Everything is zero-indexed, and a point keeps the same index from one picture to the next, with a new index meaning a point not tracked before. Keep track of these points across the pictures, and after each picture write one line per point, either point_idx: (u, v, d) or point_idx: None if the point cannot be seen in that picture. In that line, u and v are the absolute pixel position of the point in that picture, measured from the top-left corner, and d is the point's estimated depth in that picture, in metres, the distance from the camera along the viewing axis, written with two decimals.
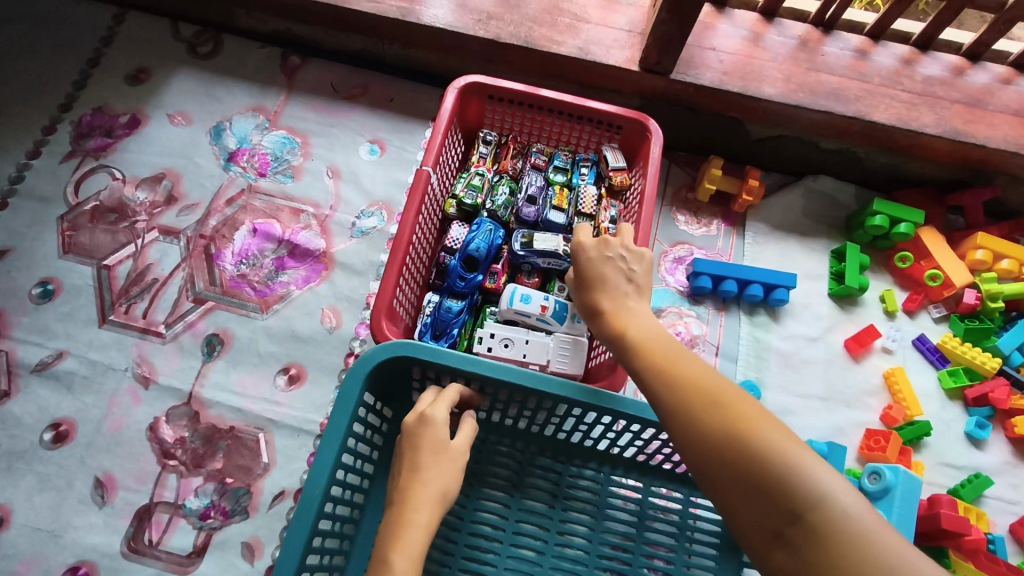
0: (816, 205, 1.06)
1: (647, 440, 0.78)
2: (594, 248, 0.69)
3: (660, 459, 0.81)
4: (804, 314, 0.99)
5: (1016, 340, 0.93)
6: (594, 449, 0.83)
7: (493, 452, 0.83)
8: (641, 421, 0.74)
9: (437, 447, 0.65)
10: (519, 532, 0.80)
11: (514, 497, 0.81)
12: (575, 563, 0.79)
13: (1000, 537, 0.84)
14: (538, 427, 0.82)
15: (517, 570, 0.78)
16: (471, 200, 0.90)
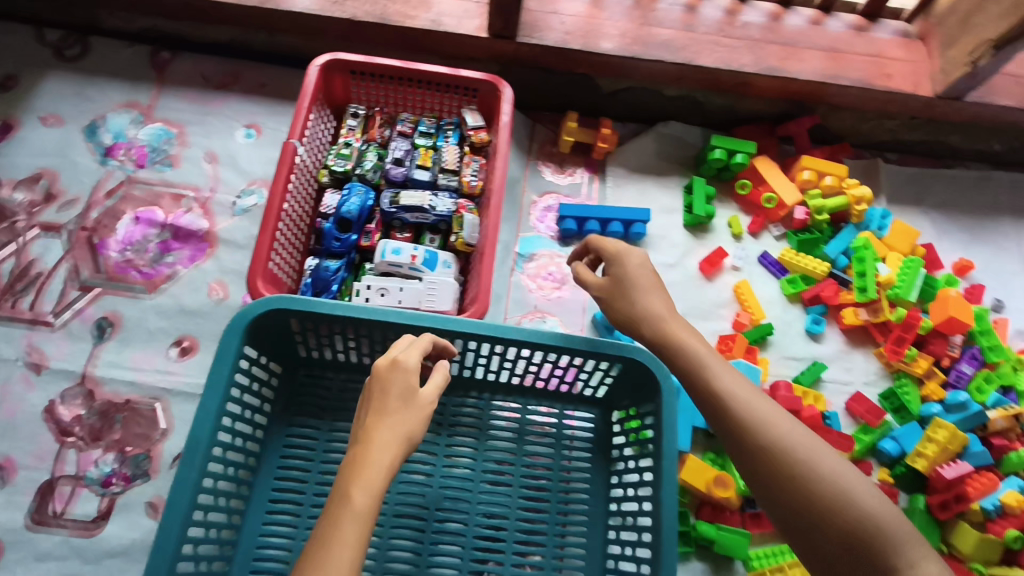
0: (668, 147, 1.17)
1: (517, 362, 0.88)
2: (636, 266, 0.75)
3: (532, 379, 0.91)
4: (661, 245, 1.09)
5: (841, 245, 1.07)
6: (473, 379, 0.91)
7: None
8: (501, 341, 0.83)
9: (409, 391, 0.63)
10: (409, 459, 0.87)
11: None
12: (462, 480, 0.87)
13: (835, 413, 0.98)
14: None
15: (409, 492, 0.86)
16: (341, 167, 0.97)
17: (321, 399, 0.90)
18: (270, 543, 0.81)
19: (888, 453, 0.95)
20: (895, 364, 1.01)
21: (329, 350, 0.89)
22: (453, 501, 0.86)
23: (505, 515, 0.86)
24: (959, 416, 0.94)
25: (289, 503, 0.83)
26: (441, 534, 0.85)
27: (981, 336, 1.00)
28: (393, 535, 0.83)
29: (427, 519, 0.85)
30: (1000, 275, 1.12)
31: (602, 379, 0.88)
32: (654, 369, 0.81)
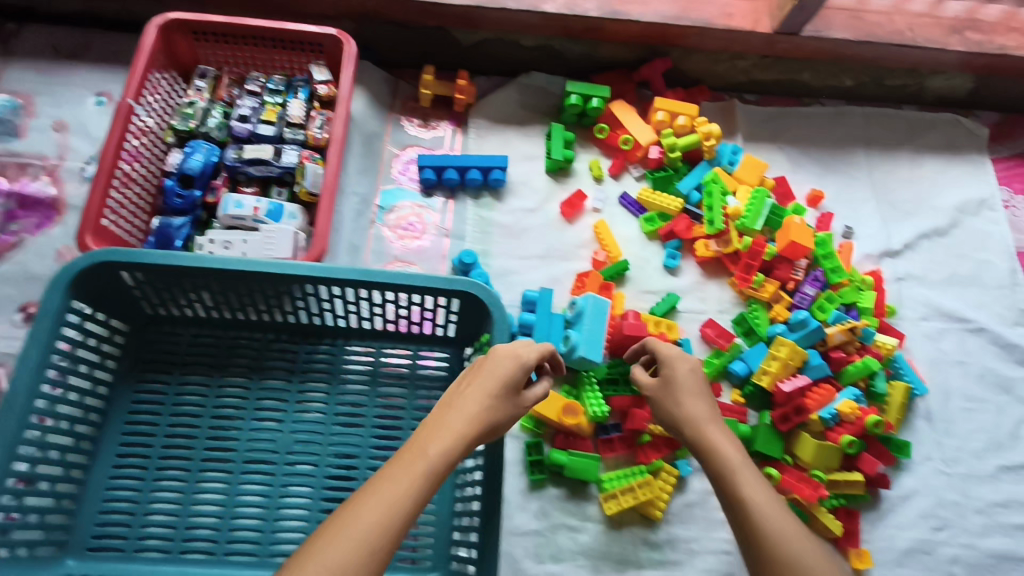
0: (531, 98, 1.19)
1: (361, 305, 0.89)
2: (684, 373, 0.83)
3: (383, 322, 0.92)
4: (522, 190, 1.12)
5: (694, 181, 1.10)
6: (324, 325, 0.93)
7: (233, 344, 0.92)
8: (337, 282, 0.85)
9: (512, 380, 0.71)
10: (260, 407, 0.89)
11: (254, 377, 0.90)
12: (312, 424, 0.89)
13: (687, 340, 1.02)
14: (268, 315, 0.91)
15: (259, 439, 0.87)
16: (184, 126, 0.97)
17: (172, 352, 0.91)
18: (119, 496, 0.83)
19: (737, 374, 0.99)
20: (744, 291, 1.06)
21: (176, 306, 0.90)
22: (303, 444, 0.87)
23: (357, 456, 0.88)
24: (800, 333, 0.98)
25: (136, 457, 0.85)
26: (293, 477, 0.86)
27: (824, 259, 1.05)
28: (242, 480, 0.85)
29: (277, 463, 0.86)
30: (850, 203, 1.17)
31: (447, 316, 0.90)
32: (488, 303, 0.84)
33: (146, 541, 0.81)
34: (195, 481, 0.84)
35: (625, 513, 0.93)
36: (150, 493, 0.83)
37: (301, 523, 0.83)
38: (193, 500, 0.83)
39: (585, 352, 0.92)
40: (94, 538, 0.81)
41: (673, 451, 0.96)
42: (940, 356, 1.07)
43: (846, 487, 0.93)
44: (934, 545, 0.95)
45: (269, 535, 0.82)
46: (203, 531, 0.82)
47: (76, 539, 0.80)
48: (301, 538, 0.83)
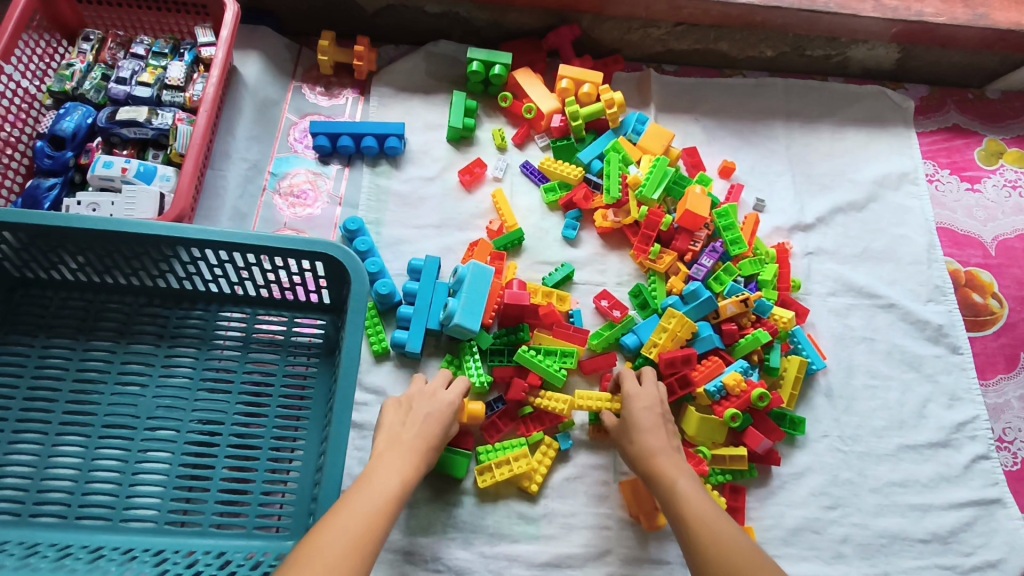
0: (439, 66, 1.16)
1: (227, 269, 0.87)
2: (644, 398, 0.85)
3: (255, 288, 0.91)
4: (421, 159, 1.09)
5: (595, 151, 1.08)
6: (196, 291, 0.91)
7: (103, 309, 0.90)
8: (199, 242, 0.82)
9: (442, 415, 0.81)
10: (125, 371, 0.87)
11: (122, 342, 0.89)
12: (177, 389, 0.87)
13: (578, 311, 0.99)
14: (137, 279, 0.90)
15: (121, 403, 0.85)
16: (59, 87, 0.95)
17: (40, 315, 0.89)
18: None
19: (626, 346, 0.96)
20: (643, 263, 1.03)
21: (42, 268, 0.88)
22: (167, 409, 0.85)
23: (221, 422, 0.85)
24: (692, 305, 0.96)
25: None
26: (153, 443, 0.84)
27: (725, 230, 1.02)
28: (100, 444, 0.82)
29: (138, 428, 0.84)
30: (765, 176, 1.14)
31: (316, 281, 0.88)
32: (348, 265, 0.82)
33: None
34: (49, 446, 0.81)
35: (503, 487, 0.90)
36: (4, 457, 0.80)
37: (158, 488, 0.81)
38: (46, 466, 0.80)
39: (460, 320, 0.90)
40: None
41: (555, 424, 0.93)
42: (846, 332, 1.04)
43: (730, 462, 0.90)
44: (824, 524, 0.92)
45: (124, 500, 0.80)
46: (56, 495, 0.79)
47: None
48: (157, 504, 0.80)
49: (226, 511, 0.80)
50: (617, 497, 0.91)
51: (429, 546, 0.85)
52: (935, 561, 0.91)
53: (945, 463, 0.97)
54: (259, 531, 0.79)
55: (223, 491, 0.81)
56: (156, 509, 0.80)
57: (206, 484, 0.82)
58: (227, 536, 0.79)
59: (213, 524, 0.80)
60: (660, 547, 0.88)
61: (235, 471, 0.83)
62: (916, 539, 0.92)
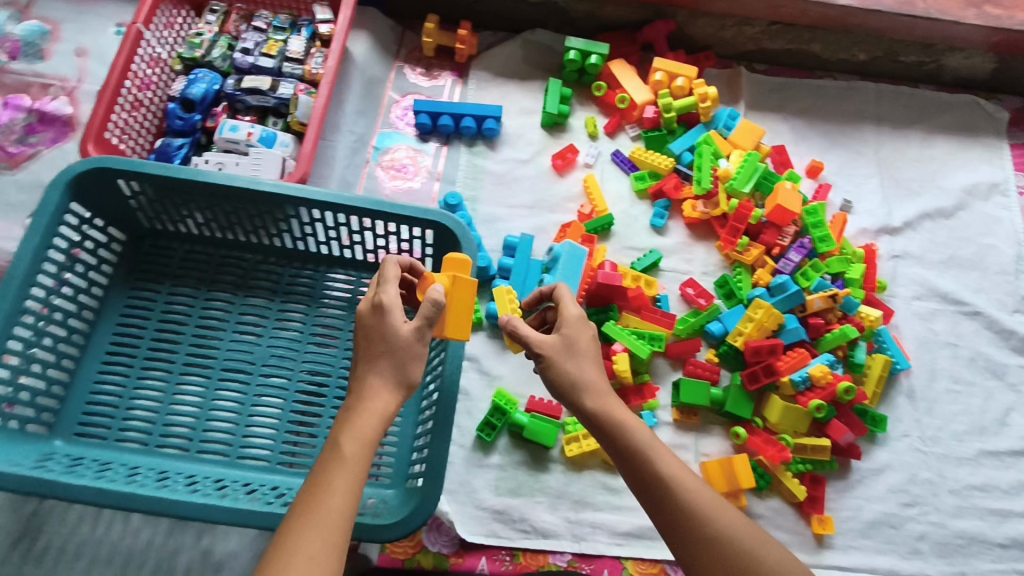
0: (535, 54, 1.20)
1: (341, 231, 0.92)
2: (587, 325, 0.72)
3: (363, 252, 0.96)
4: (516, 142, 1.13)
5: (686, 143, 1.10)
6: (308, 251, 0.96)
7: (223, 262, 0.96)
8: (320, 205, 0.87)
9: (397, 334, 0.65)
10: (242, 320, 0.93)
11: (240, 294, 0.95)
12: (289, 341, 0.92)
13: (665, 296, 1.02)
14: (256, 237, 0.95)
15: (238, 349, 0.91)
16: (189, 54, 1.02)
17: (165, 265, 0.95)
18: (104, 389, 0.88)
19: (712, 333, 0.98)
20: (730, 254, 1.05)
21: (170, 221, 0.95)
22: (279, 358, 0.91)
23: (328, 374, 0.91)
24: (779, 297, 0.97)
25: (123, 355, 0.90)
26: (265, 389, 0.89)
27: (813, 228, 1.03)
28: (218, 387, 0.89)
29: (252, 374, 0.90)
30: (852, 178, 1.15)
31: (422, 249, 0.92)
32: (459, 234, 0.86)
33: (127, 430, 0.86)
34: (174, 383, 0.88)
35: (588, 457, 0.94)
36: (133, 391, 0.88)
37: (271, 431, 0.87)
38: (170, 402, 0.87)
39: None
40: (81, 423, 0.86)
41: (641, 402, 0.95)
42: (930, 337, 1.05)
43: (812, 453, 0.92)
44: (902, 520, 0.93)
45: (240, 439, 0.86)
46: (180, 429, 0.87)
47: (64, 421, 0.86)
48: (270, 445, 0.86)
49: None
50: None
51: (517, 507, 0.90)
52: (1013, 567, 0.91)
53: None
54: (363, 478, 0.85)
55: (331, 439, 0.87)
56: (269, 451, 0.86)
57: (314, 431, 0.87)
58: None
59: None
60: None
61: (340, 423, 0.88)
62: (994, 543, 0.93)
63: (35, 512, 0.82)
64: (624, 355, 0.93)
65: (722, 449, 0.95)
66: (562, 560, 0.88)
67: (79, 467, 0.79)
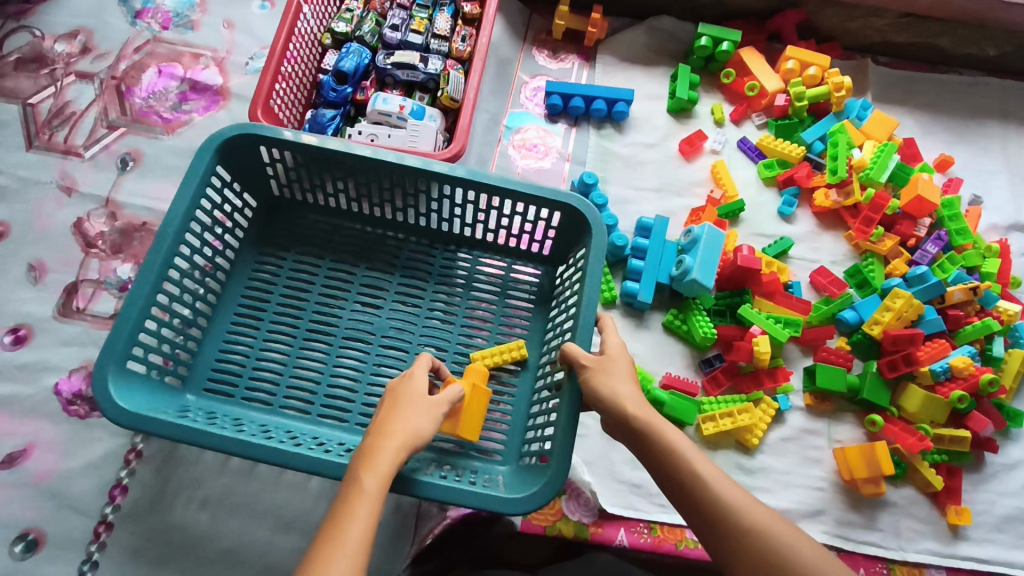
0: (660, 40, 1.21)
1: (466, 209, 0.93)
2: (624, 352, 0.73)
3: (483, 230, 0.97)
4: (643, 126, 1.15)
5: (818, 132, 1.11)
6: (428, 227, 0.98)
7: (346, 235, 0.99)
8: (450, 181, 0.87)
9: (421, 400, 0.68)
10: (363, 292, 0.95)
11: (360, 266, 0.97)
12: (408, 315, 0.94)
13: (797, 283, 1.03)
14: (380, 210, 0.97)
15: (359, 320, 0.93)
16: (341, 29, 1.05)
17: (291, 234, 0.98)
18: (233, 349, 0.90)
19: (846, 321, 0.99)
20: (862, 244, 1.05)
21: (301, 190, 0.97)
22: (399, 331, 0.93)
23: (445, 347, 0.93)
24: (918, 288, 0.98)
25: (250, 318, 0.92)
26: (385, 361, 0.91)
27: (949, 221, 1.04)
28: (340, 357, 0.90)
29: (373, 346, 0.92)
30: (980, 173, 1.14)
31: (545, 230, 0.92)
32: (587, 216, 0.85)
33: (254, 389, 0.88)
34: (299, 348, 0.90)
35: (721, 437, 0.94)
36: (260, 353, 0.90)
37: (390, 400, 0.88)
38: (294, 368, 0.89)
39: (698, 276, 0.94)
40: (212, 377, 0.88)
41: (775, 385, 0.96)
42: None
43: (951, 444, 0.92)
44: None
45: (360, 408, 0.87)
46: (302, 394, 0.88)
47: (195, 375, 0.88)
48: None
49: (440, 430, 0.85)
50: (830, 462, 0.94)
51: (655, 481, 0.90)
52: None
53: None
54: (477, 454, 0.85)
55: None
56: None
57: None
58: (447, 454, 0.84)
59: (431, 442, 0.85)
60: (873, 515, 0.91)
61: None
62: None
63: (201, 460, 0.86)
64: (765, 338, 0.94)
65: (855, 436, 0.96)
66: None
67: (215, 419, 0.80)
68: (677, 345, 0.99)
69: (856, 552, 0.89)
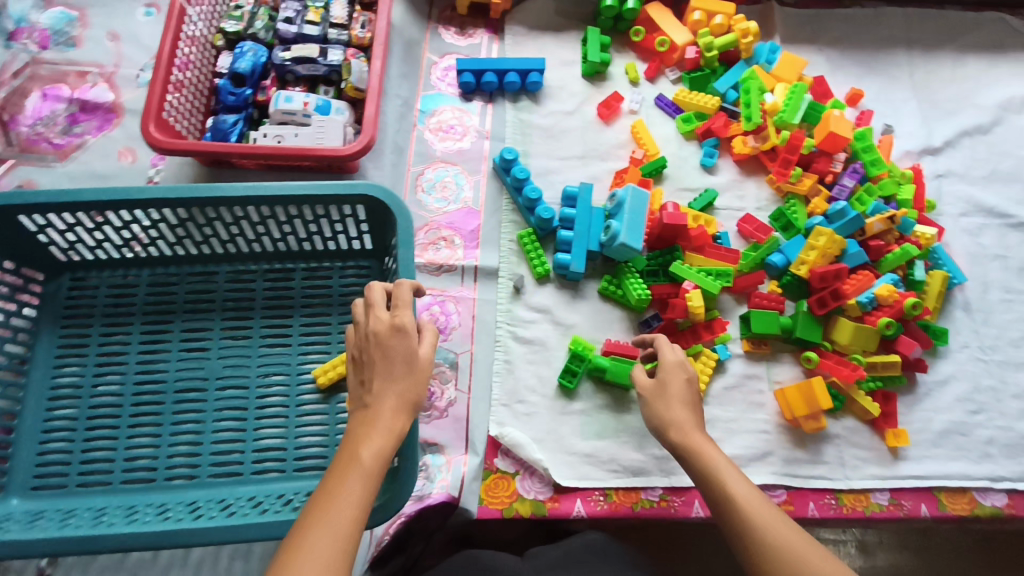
0: (566, 4, 1.19)
1: (269, 225, 0.88)
2: (674, 367, 0.80)
3: (297, 242, 0.92)
4: (559, 94, 1.13)
5: (730, 80, 1.11)
6: (241, 252, 0.92)
7: (163, 281, 0.92)
8: (248, 199, 0.84)
9: (409, 361, 0.63)
10: (187, 336, 0.90)
11: (179, 314, 0.91)
12: (239, 348, 0.89)
13: (724, 234, 1.04)
14: (183, 248, 0.91)
15: (188, 366, 0.88)
16: (232, 28, 1.00)
17: (92, 303, 0.90)
18: (53, 437, 0.83)
19: (775, 265, 1.00)
20: (783, 187, 1.06)
21: (89, 249, 0.89)
22: (233, 367, 0.88)
23: (286, 373, 0.88)
24: (839, 223, 1.00)
25: (66, 399, 0.85)
26: (225, 401, 0.87)
27: (863, 152, 1.05)
28: (176, 409, 0.85)
29: (208, 389, 0.87)
30: (890, 103, 1.16)
31: (358, 226, 0.89)
32: (388, 203, 0.83)
33: (87, 473, 0.81)
34: (127, 412, 0.84)
35: None
36: (86, 432, 0.83)
37: (239, 437, 0.85)
38: (125, 436, 0.83)
39: (626, 239, 0.94)
40: (36, 477, 0.81)
41: (713, 337, 0.97)
42: (979, 251, 1.08)
43: (884, 369, 0.95)
44: (971, 427, 0.97)
45: (209, 447, 0.84)
46: (142, 458, 0.83)
47: (18, 479, 0.81)
48: (241, 449, 0.84)
49: (306, 453, 0.84)
50: (773, 404, 0.97)
51: (606, 449, 0.92)
52: None
53: None
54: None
55: (301, 438, 0.85)
56: (241, 453, 0.84)
57: (282, 433, 0.85)
58: (309, 478, 0.83)
59: (296, 468, 0.83)
60: (817, 449, 0.95)
61: (298, 411, 0.86)
62: None
63: None
64: (697, 292, 0.95)
65: (794, 375, 0.98)
66: (654, 494, 0.90)
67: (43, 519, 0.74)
68: (615, 310, 0.99)
69: (806, 486, 0.93)
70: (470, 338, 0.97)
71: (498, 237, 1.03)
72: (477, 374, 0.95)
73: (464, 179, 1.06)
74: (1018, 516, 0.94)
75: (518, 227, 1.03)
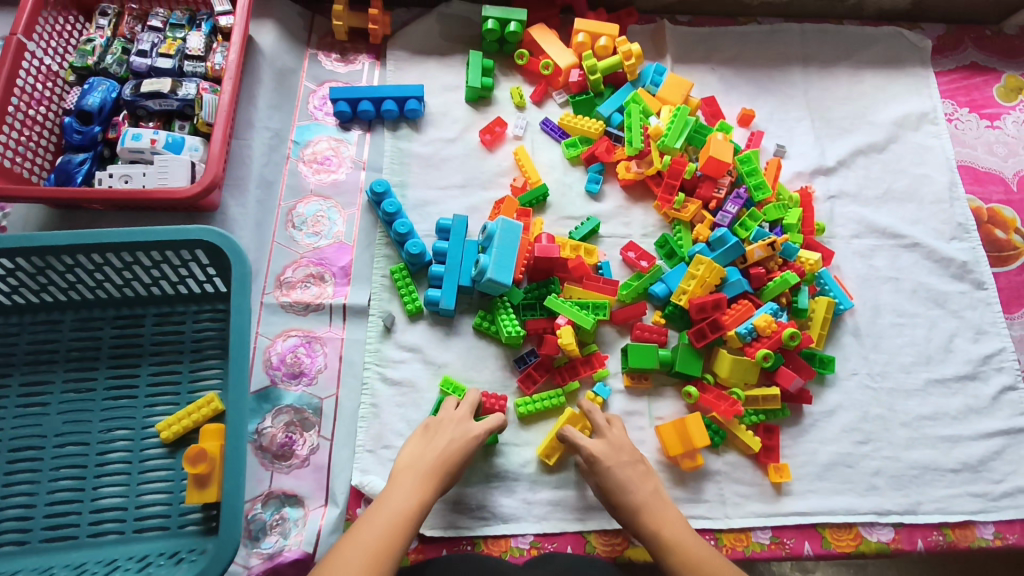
0: (451, 27, 1.16)
1: (108, 271, 0.85)
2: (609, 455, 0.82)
3: (145, 287, 0.88)
4: (441, 121, 1.09)
5: (615, 103, 1.08)
6: (86, 299, 0.88)
7: (2, 331, 0.87)
8: (76, 247, 0.80)
9: (462, 443, 0.81)
10: (26, 391, 0.85)
11: (18, 366, 0.86)
12: (81, 402, 0.85)
13: (605, 263, 1.00)
14: (21, 296, 0.87)
15: (24, 423, 0.84)
16: (81, 62, 0.95)
17: None
18: None
19: (656, 296, 0.97)
20: (668, 213, 1.03)
21: None
22: (74, 423, 0.84)
23: (131, 427, 0.84)
24: (719, 251, 0.97)
25: None
26: (64, 459, 0.82)
27: (748, 176, 1.02)
28: (8, 469, 0.81)
29: (46, 446, 0.83)
30: (783, 123, 1.14)
31: (204, 271, 0.86)
32: (225, 248, 0.80)
33: None
34: None
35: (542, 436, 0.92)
36: None
37: (75, 496, 0.80)
38: None
39: (492, 275, 0.90)
40: None
41: (591, 372, 0.94)
42: (871, 273, 1.05)
43: (764, 403, 0.92)
44: (857, 458, 0.94)
45: (41, 510, 0.80)
46: None
47: None
48: (77, 510, 0.80)
49: (146, 512, 0.80)
50: (653, 441, 0.93)
51: (474, 495, 0.88)
52: (966, 489, 0.94)
53: (973, 395, 0.99)
54: (186, 528, 0.80)
55: (142, 495, 0.81)
56: (78, 514, 0.80)
57: (123, 491, 0.81)
58: (150, 539, 0.79)
59: (135, 529, 0.79)
60: (698, 487, 0.91)
61: (142, 467, 0.83)
62: (947, 469, 0.95)
63: None
64: (568, 328, 0.91)
65: (675, 410, 0.95)
66: (524, 542, 0.87)
67: None
68: (490, 347, 0.96)
69: None
70: (335, 381, 0.93)
71: (370, 273, 0.99)
72: (342, 419, 0.91)
73: (337, 214, 1.02)
74: (906, 550, 0.91)
75: (391, 262, 0.99)
